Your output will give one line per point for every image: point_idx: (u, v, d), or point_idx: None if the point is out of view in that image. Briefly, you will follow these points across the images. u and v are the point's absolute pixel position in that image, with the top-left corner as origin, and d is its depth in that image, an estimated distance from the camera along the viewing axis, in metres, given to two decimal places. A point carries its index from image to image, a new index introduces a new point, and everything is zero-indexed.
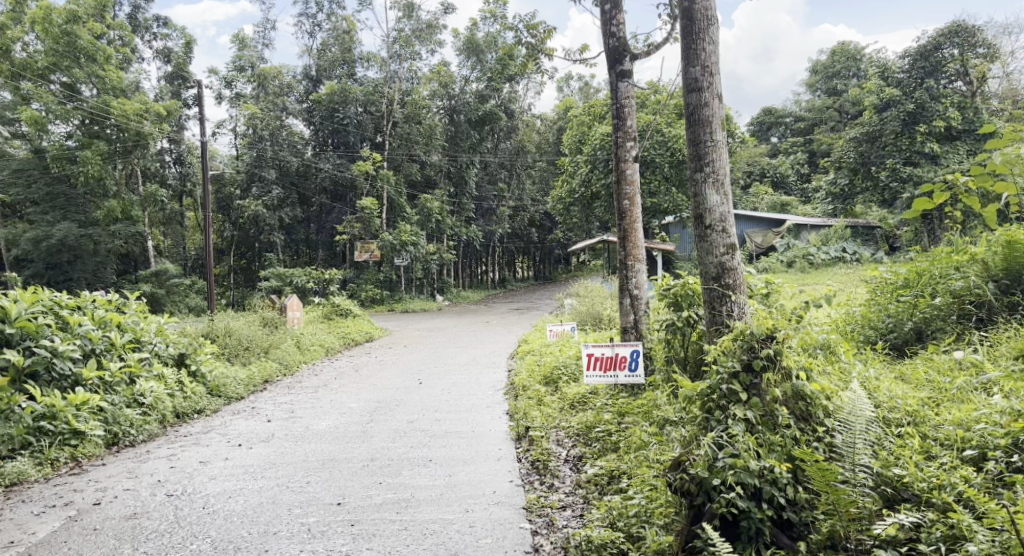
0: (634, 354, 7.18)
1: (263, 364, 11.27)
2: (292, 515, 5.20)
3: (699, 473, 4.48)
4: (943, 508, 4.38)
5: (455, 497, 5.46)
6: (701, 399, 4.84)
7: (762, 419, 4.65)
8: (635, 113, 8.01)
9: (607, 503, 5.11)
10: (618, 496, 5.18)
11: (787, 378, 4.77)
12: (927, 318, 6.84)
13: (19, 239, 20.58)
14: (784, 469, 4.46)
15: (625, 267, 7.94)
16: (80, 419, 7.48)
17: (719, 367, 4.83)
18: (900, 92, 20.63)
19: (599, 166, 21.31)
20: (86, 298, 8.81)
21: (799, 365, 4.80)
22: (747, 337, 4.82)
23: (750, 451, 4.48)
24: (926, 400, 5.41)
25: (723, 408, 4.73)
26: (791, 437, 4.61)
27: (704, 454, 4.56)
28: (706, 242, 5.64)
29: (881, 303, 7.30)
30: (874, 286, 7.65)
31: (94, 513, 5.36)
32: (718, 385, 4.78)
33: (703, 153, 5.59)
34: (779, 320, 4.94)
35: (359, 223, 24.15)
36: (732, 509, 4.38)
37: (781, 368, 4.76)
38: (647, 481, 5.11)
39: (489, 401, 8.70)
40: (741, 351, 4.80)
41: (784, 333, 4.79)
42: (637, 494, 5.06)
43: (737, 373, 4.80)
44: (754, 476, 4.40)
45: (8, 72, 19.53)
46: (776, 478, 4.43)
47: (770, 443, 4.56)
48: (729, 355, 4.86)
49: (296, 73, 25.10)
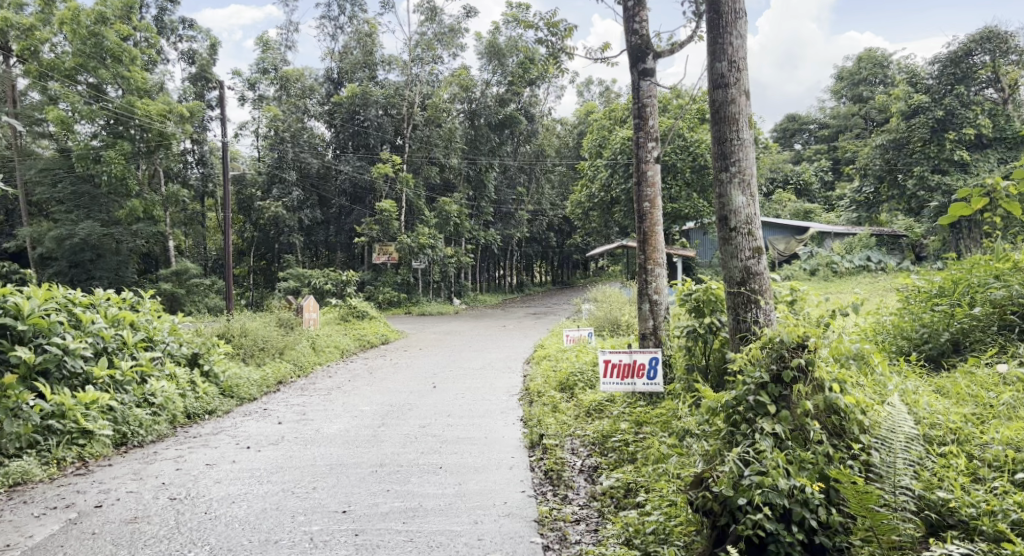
0: (652, 361, 6.98)
1: (277, 365, 11.16)
2: (295, 523, 5.03)
3: (724, 491, 4.26)
4: (995, 538, 4.10)
5: (464, 508, 5.26)
6: (726, 412, 4.63)
7: (791, 433, 4.42)
8: (658, 113, 7.77)
9: (622, 518, 4.88)
10: (635, 511, 4.94)
11: (819, 391, 4.51)
12: (966, 328, 6.56)
13: (43, 238, 20.72)
14: (816, 489, 4.22)
15: (644, 271, 7.71)
16: (89, 417, 7.39)
17: (746, 378, 4.61)
18: (929, 98, 20.19)
19: (620, 170, 21.07)
20: (99, 296, 8.76)
21: (833, 376, 4.54)
22: (776, 345, 4.59)
23: (779, 469, 4.25)
24: (969, 417, 5.14)
25: (750, 421, 4.50)
26: (824, 454, 4.36)
27: (729, 470, 4.33)
28: (731, 245, 5.41)
29: (915, 312, 7.00)
30: (905, 294, 7.35)
31: (94, 516, 5.22)
32: (745, 397, 4.56)
33: (728, 151, 5.37)
34: (810, 328, 4.69)
35: (378, 226, 24.09)
36: (758, 532, 4.14)
37: (812, 379, 4.51)
38: (666, 497, 4.88)
39: (503, 407, 8.49)
40: (770, 361, 4.58)
41: (816, 342, 4.54)
42: (655, 510, 4.82)
43: (765, 385, 4.57)
44: (783, 496, 4.17)
45: (36, 72, 19.66)
46: (807, 499, 4.19)
47: (800, 460, 4.32)
48: (757, 364, 4.64)
49: (318, 76, 25.23)
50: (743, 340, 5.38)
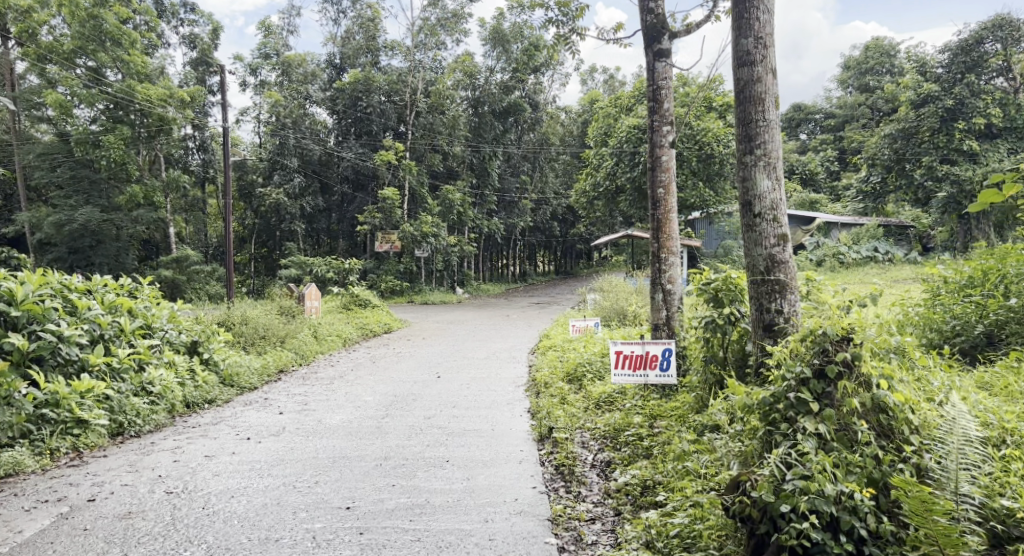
0: (666, 352, 6.73)
1: (279, 353, 10.92)
2: (297, 520, 4.82)
3: (764, 496, 4.01)
4: None
5: (474, 505, 5.05)
6: (762, 409, 4.40)
7: (836, 434, 4.19)
8: (673, 95, 7.51)
9: (643, 519, 4.64)
10: (657, 511, 4.70)
11: (866, 388, 4.28)
12: (1000, 321, 6.35)
13: (42, 224, 20.50)
14: (865, 496, 3.98)
15: (658, 260, 7.48)
16: (84, 407, 7.17)
17: (785, 373, 4.39)
18: (939, 87, 19.88)
19: (626, 158, 20.73)
20: (97, 282, 8.57)
21: (880, 372, 4.32)
22: (820, 338, 4.37)
23: (826, 472, 4.03)
24: (1017, 415, 4.91)
25: (790, 420, 4.29)
26: (871, 456, 4.13)
27: (769, 474, 4.10)
28: (754, 232, 5.22)
29: (945, 303, 6.76)
30: (932, 284, 7.11)
31: (86, 511, 5.01)
32: (784, 394, 4.35)
33: (753, 133, 5.17)
34: (852, 318, 4.47)
35: (379, 214, 23.83)
36: (803, 542, 3.89)
37: (860, 376, 4.30)
38: (690, 497, 4.64)
39: (510, 398, 8.27)
40: (812, 355, 4.37)
41: (862, 335, 4.33)
42: (679, 511, 4.58)
43: (806, 381, 4.36)
44: (831, 502, 3.92)
45: (35, 55, 19.43)
46: (855, 506, 3.95)
47: (847, 463, 4.09)
48: (796, 359, 4.42)
49: (320, 62, 24.98)
50: (767, 331, 5.21)
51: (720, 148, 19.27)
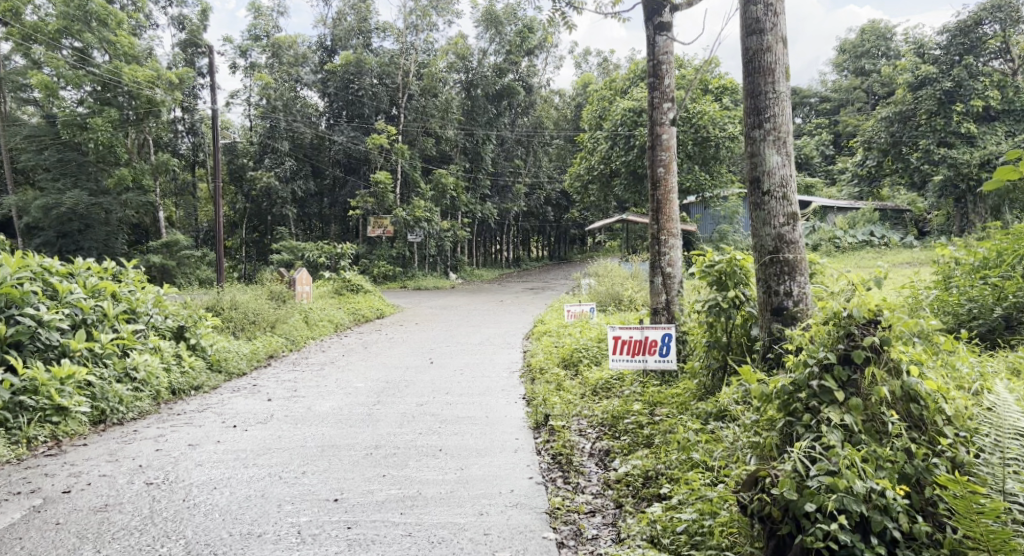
0: (665, 338, 6.53)
1: (268, 338, 10.68)
2: (281, 513, 4.60)
3: (787, 494, 3.79)
4: None
5: (468, 497, 4.83)
6: (782, 398, 4.19)
7: (863, 426, 3.99)
8: (674, 70, 7.25)
9: (648, 515, 4.42)
10: (661, 505, 4.49)
11: (896, 375, 4.07)
12: (1019, 304, 6.17)
13: (29, 208, 20.11)
14: (898, 494, 3.77)
15: (658, 242, 7.25)
16: (64, 394, 6.90)
17: (808, 359, 4.18)
18: (937, 69, 19.64)
19: (620, 142, 20.44)
20: (79, 266, 8.33)
21: (909, 357, 4.11)
22: (844, 322, 4.15)
23: (854, 468, 3.81)
24: None
25: (813, 410, 4.07)
26: (903, 450, 3.93)
27: (792, 470, 3.88)
28: (763, 210, 5.05)
29: (961, 285, 6.56)
30: (943, 266, 6.92)
31: (60, 504, 4.78)
32: (807, 382, 4.13)
33: (763, 105, 4.99)
34: (877, 300, 4.24)
35: (372, 198, 23.53)
36: (830, 544, 3.67)
37: (890, 362, 4.08)
38: (697, 491, 4.42)
39: (504, 384, 8.07)
40: (838, 340, 4.14)
41: (889, 318, 4.11)
42: (686, 505, 4.37)
43: (830, 367, 4.13)
44: (860, 502, 3.71)
45: (20, 35, 18.98)
46: (888, 505, 3.74)
47: (877, 458, 3.88)
48: (821, 344, 4.20)
49: (311, 44, 24.56)
50: (774, 314, 5.07)
51: (716, 131, 18.99)
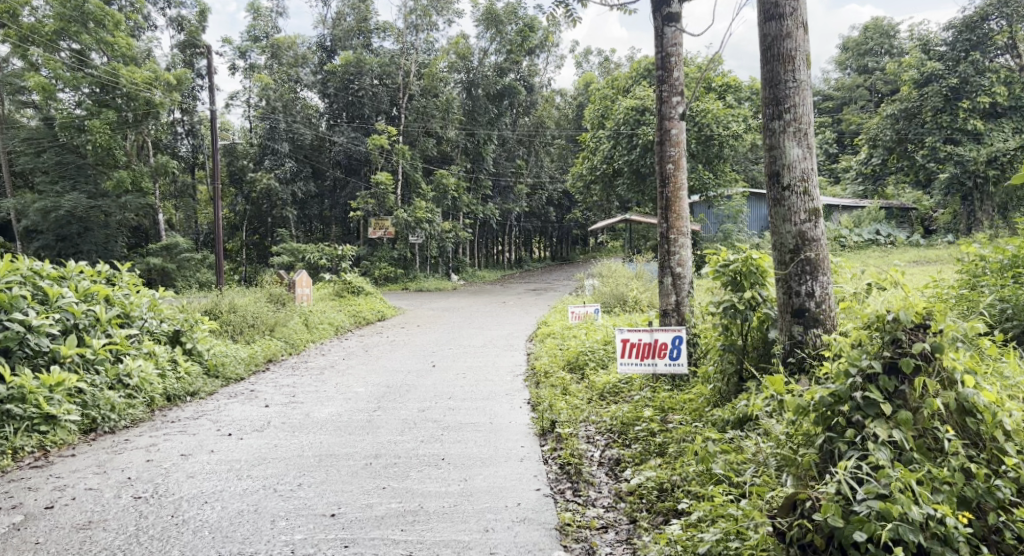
0: (676, 340, 6.27)
1: (267, 342, 10.45)
2: (275, 531, 4.35)
3: (832, 521, 3.53)
4: None
5: (472, 511, 4.59)
6: (820, 411, 3.96)
7: (914, 442, 3.75)
8: (682, 62, 7.00)
9: (668, 533, 4.14)
10: (680, 523, 4.22)
11: (950, 386, 3.83)
12: None
13: (27, 211, 19.91)
14: (958, 521, 3.51)
15: (667, 241, 7.01)
16: (53, 402, 6.66)
17: (850, 369, 3.93)
18: (943, 66, 19.32)
19: (623, 141, 20.15)
20: (71, 269, 8.10)
21: (963, 365, 3.85)
22: (889, 328, 3.92)
23: (908, 492, 3.55)
24: None
25: (857, 424, 3.82)
26: (957, 468, 3.69)
27: (834, 494, 3.63)
28: (784, 206, 4.94)
29: (991, 285, 6.18)
30: (969, 265, 6.55)
31: (42, 520, 4.54)
32: (849, 394, 3.88)
33: (783, 95, 4.86)
34: (924, 303, 4.01)
35: (373, 199, 23.30)
36: None
37: (941, 371, 3.84)
38: (720, 509, 4.11)
39: (508, 388, 7.82)
40: (884, 346, 3.90)
41: (940, 322, 3.88)
42: (707, 524, 4.08)
43: (875, 377, 3.88)
44: (917, 530, 3.44)
45: (17, 36, 18.77)
46: (949, 533, 3.47)
47: (932, 479, 3.64)
48: (864, 352, 3.96)
49: (311, 44, 24.33)
50: (796, 315, 4.97)
51: (720, 130, 18.71)
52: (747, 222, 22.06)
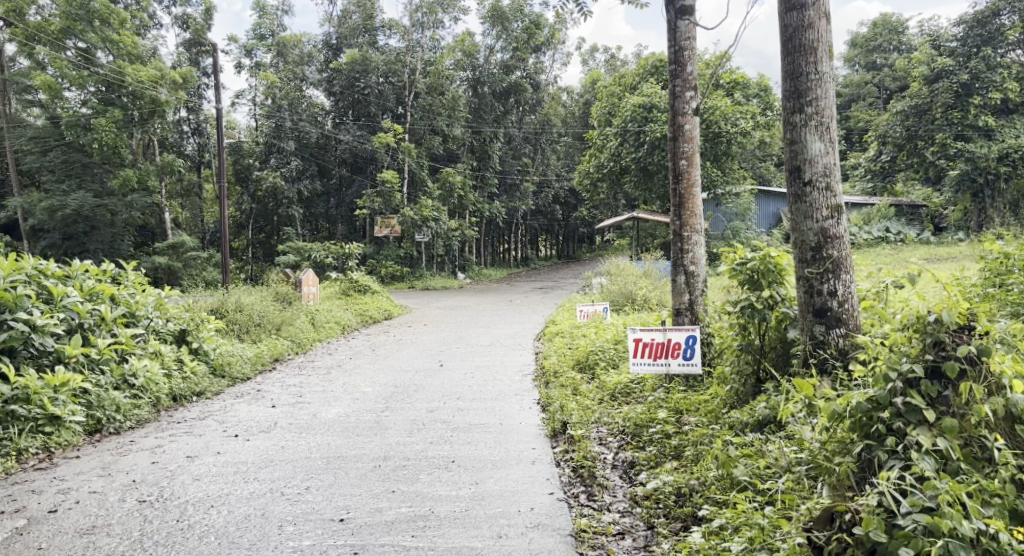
0: (690, 340, 6.15)
1: (274, 342, 10.37)
2: (282, 536, 4.25)
3: (875, 535, 3.39)
4: None
5: (484, 516, 4.48)
6: (857, 418, 3.83)
7: (960, 451, 3.62)
8: (696, 57, 6.89)
9: (689, 542, 4.01)
10: (703, 531, 4.08)
11: (996, 391, 3.70)
12: None
13: (33, 210, 19.87)
14: (1014, 537, 3.36)
15: (680, 239, 6.88)
16: (58, 402, 6.56)
17: (888, 375, 3.80)
18: (954, 61, 19.11)
19: (630, 138, 20.01)
20: (76, 268, 8.03)
21: (1011, 371, 3.72)
22: (932, 330, 3.80)
23: (958, 505, 3.41)
24: None
25: (898, 432, 3.69)
26: (1006, 479, 3.55)
27: (876, 506, 3.49)
28: (805, 202, 4.86)
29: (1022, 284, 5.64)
30: (991, 264, 6.04)
31: (44, 525, 4.44)
32: (889, 400, 3.75)
33: (804, 88, 4.79)
34: (966, 302, 3.90)
35: (379, 198, 23.24)
36: None
37: (988, 375, 3.70)
38: (745, 518, 3.99)
39: (518, 388, 7.71)
40: (927, 349, 3.78)
41: (984, 324, 3.78)
42: (731, 533, 3.95)
43: (917, 383, 3.76)
44: (969, 546, 3.29)
45: (24, 34, 18.74)
46: (1002, 549, 3.31)
47: (981, 491, 3.50)
48: (906, 356, 3.83)
49: (317, 42, 24.27)
50: (817, 315, 4.87)
51: (727, 127, 18.54)
52: (755, 220, 21.88)
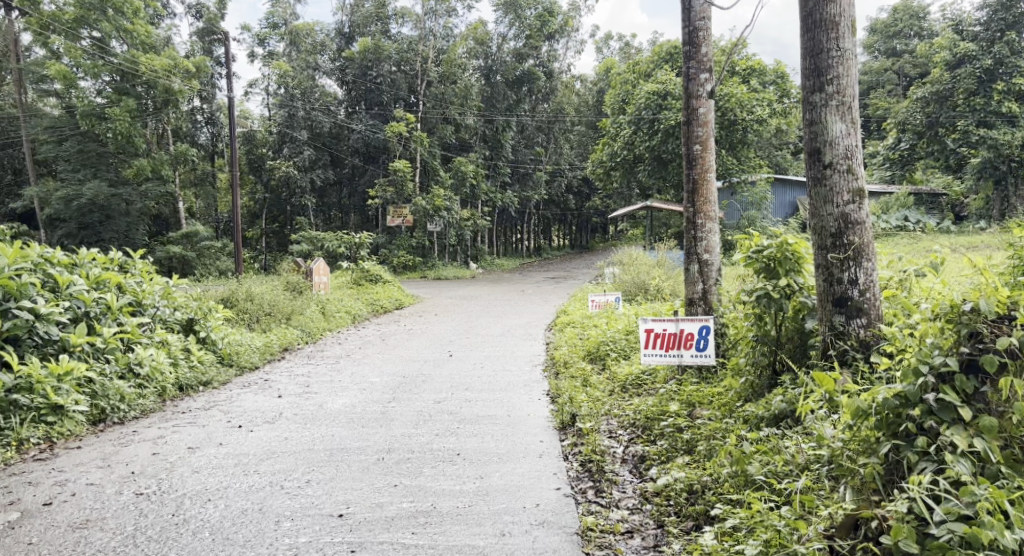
0: (703, 330, 5.94)
1: (283, 331, 10.27)
2: (278, 533, 4.12)
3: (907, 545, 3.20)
4: None
5: (488, 512, 4.33)
6: (886, 418, 3.65)
7: (1001, 454, 3.41)
8: (712, 37, 6.64)
9: (701, 544, 3.84)
10: (715, 532, 3.91)
11: None
12: None
13: (49, 199, 19.93)
14: None
15: (693, 227, 6.68)
16: (61, 392, 6.46)
17: (918, 370, 3.61)
18: (977, 46, 18.69)
19: (644, 126, 19.74)
20: (83, 256, 7.96)
21: None
22: (966, 319, 3.61)
23: (999, 515, 3.21)
24: None
25: (931, 432, 3.51)
26: None
27: (905, 512, 3.33)
28: (826, 186, 4.67)
29: None
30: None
31: (37, 519, 4.34)
32: (920, 396, 3.56)
33: (825, 65, 4.61)
34: (1005, 289, 3.69)
35: (391, 187, 23.13)
36: None
37: None
38: (760, 518, 3.80)
39: (527, 379, 7.56)
40: (962, 342, 3.58)
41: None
42: (747, 535, 3.76)
43: (950, 377, 3.56)
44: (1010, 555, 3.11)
45: (38, 24, 18.72)
46: None
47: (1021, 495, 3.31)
48: (939, 349, 3.64)
49: (329, 31, 24.09)
50: (837, 305, 4.68)
51: (743, 114, 18.25)
52: (771, 209, 21.54)
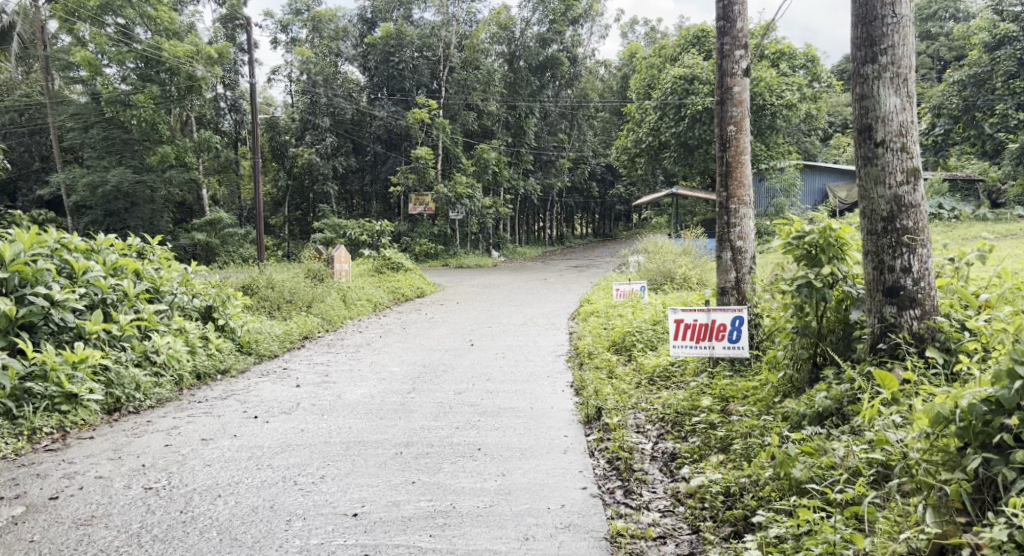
0: (736, 321, 5.64)
1: (304, 318, 10.08)
2: (288, 533, 3.93)
3: None
4: None
5: (510, 514, 4.10)
6: (974, 428, 3.34)
7: None
8: (747, 11, 6.30)
9: (744, 552, 3.56)
10: (757, 540, 3.64)
11: None
12: None
13: (76, 186, 19.99)
14: None
15: (726, 212, 6.36)
16: (76, 380, 6.32)
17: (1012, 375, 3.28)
18: (1018, 27, 17.96)
19: (670, 111, 19.33)
20: (101, 243, 7.83)
21: None
22: None
23: None
24: None
25: None
26: None
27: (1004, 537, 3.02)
28: (877, 165, 4.36)
29: None
30: None
31: (42, 514, 4.20)
32: (1015, 403, 3.24)
33: (878, 34, 4.29)
34: None
35: (413, 174, 22.87)
36: None
37: None
38: (809, 530, 3.53)
39: (551, 370, 7.31)
40: None
41: None
42: (794, 547, 3.49)
43: None
44: None
45: (63, 11, 18.68)
46: None
47: None
48: None
49: (352, 17, 23.89)
50: (887, 295, 4.37)
51: (772, 99, 17.78)
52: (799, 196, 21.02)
